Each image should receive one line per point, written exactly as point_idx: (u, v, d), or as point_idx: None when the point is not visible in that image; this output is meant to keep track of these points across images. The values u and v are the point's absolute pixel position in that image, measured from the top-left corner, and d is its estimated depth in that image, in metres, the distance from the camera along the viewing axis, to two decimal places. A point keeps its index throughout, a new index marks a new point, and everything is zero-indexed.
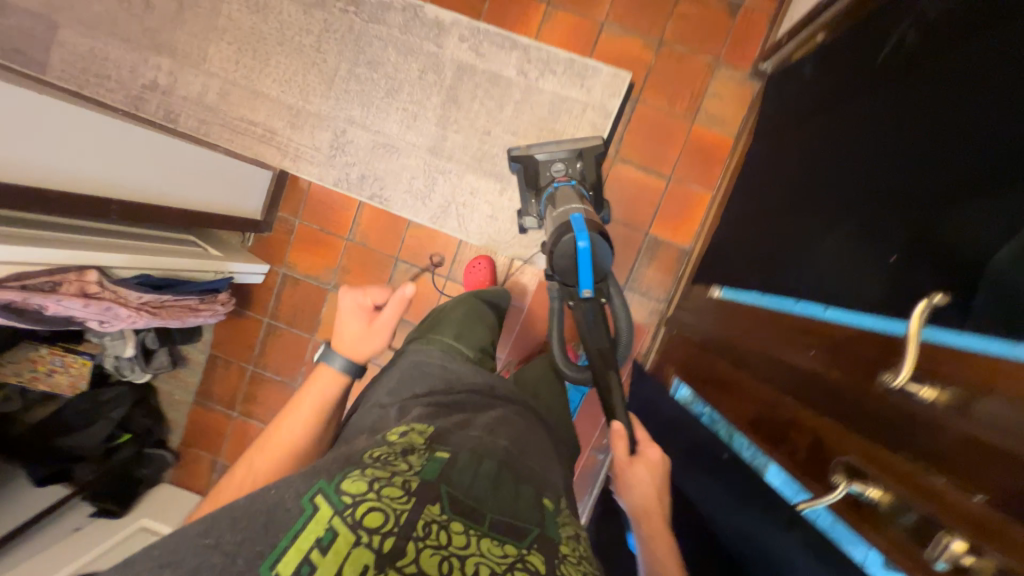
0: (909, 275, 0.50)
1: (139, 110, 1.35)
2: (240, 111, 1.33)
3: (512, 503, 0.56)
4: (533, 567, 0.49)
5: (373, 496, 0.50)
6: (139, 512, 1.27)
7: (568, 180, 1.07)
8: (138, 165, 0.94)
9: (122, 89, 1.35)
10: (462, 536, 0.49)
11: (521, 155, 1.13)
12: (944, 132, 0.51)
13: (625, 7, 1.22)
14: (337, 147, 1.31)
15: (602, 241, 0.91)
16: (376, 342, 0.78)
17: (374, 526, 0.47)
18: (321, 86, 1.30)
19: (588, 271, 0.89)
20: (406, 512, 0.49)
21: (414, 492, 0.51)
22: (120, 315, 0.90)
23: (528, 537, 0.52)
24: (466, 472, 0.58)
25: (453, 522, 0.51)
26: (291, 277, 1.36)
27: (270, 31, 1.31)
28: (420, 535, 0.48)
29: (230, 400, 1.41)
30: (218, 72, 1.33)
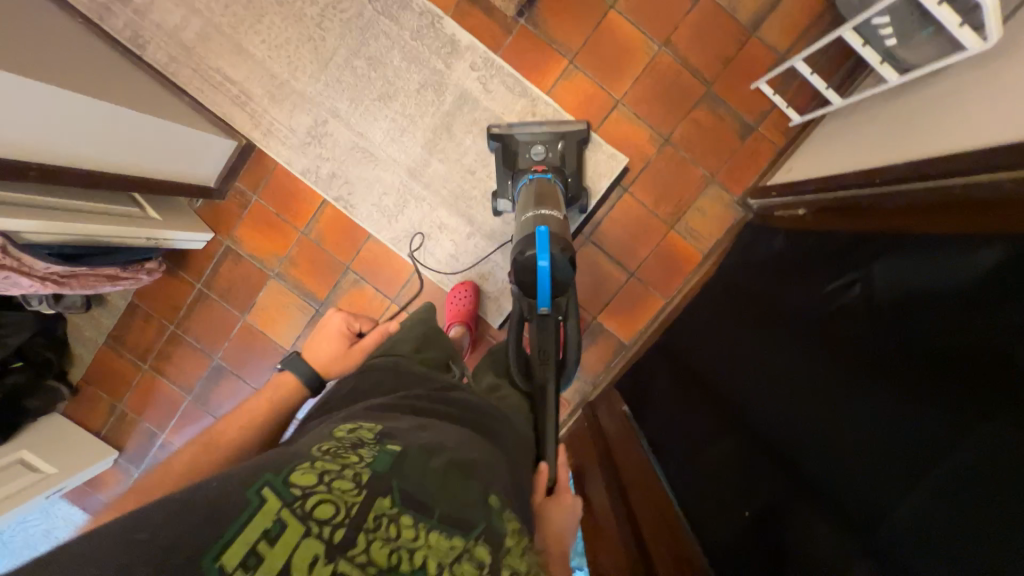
0: (758, 538, 0.62)
1: (103, 22, 1.20)
2: (218, 62, 1.21)
3: (466, 499, 0.46)
4: (481, 567, 0.41)
5: (324, 487, 0.41)
6: (19, 443, 1.23)
7: (544, 171, 1.06)
8: (87, 134, 0.88)
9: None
10: (413, 530, 0.41)
11: (497, 134, 1.14)
12: (818, 429, 0.58)
13: (645, 92, 1.17)
14: (314, 135, 1.23)
15: (567, 258, 0.77)
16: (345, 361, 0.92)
17: (325, 516, 0.40)
18: (313, 65, 1.20)
19: (546, 293, 0.76)
20: (358, 504, 0.41)
21: (367, 486, 0.42)
22: (19, 282, 0.87)
23: (477, 532, 0.44)
24: (416, 469, 0.47)
25: (405, 514, 0.42)
26: (233, 251, 1.30)
27: None
28: (371, 528, 0.40)
29: (143, 352, 1.37)
30: (202, 9, 1.19)
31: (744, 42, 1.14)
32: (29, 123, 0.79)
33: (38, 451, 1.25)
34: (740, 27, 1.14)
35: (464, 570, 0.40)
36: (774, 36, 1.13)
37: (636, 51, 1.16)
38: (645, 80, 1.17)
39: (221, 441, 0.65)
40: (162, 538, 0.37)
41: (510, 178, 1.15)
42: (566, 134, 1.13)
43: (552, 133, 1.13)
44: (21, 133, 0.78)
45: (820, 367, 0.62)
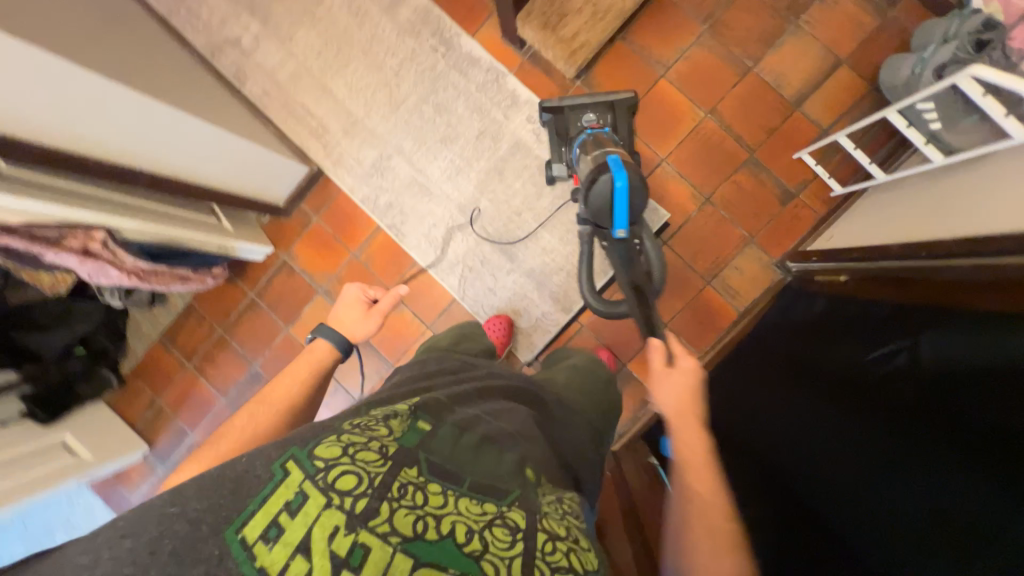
0: None
1: (214, 59, 1.38)
2: (304, 99, 1.36)
3: (493, 468, 0.54)
4: (512, 523, 0.48)
5: (347, 460, 0.48)
6: (66, 424, 1.33)
7: (602, 130, 1.07)
8: (188, 152, 1.00)
9: (206, 35, 1.39)
10: (440, 496, 0.49)
11: (552, 108, 1.11)
12: (875, 507, 0.58)
13: (688, 155, 1.24)
14: (377, 168, 1.34)
15: (639, 184, 0.86)
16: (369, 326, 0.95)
17: (347, 488, 0.46)
18: (385, 108, 1.33)
19: (626, 209, 0.85)
20: (381, 474, 0.48)
21: (392, 457, 0.50)
22: (111, 274, 0.93)
23: (506, 497, 0.51)
24: (445, 440, 0.56)
25: (431, 483, 0.50)
26: (289, 265, 1.39)
27: (360, 38, 1.33)
28: (396, 496, 0.47)
29: (190, 351, 1.45)
30: (298, 55, 1.36)
31: (788, 116, 1.21)
32: (144, 139, 0.91)
33: (80, 434, 1.34)
34: (784, 103, 1.21)
35: (496, 525, 0.47)
36: (818, 113, 1.19)
37: (683, 117, 1.24)
38: (690, 143, 1.24)
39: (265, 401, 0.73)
40: (202, 512, 0.43)
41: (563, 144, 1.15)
42: (616, 101, 1.10)
43: (602, 102, 1.10)
44: (135, 147, 0.90)
45: (860, 426, 0.64)
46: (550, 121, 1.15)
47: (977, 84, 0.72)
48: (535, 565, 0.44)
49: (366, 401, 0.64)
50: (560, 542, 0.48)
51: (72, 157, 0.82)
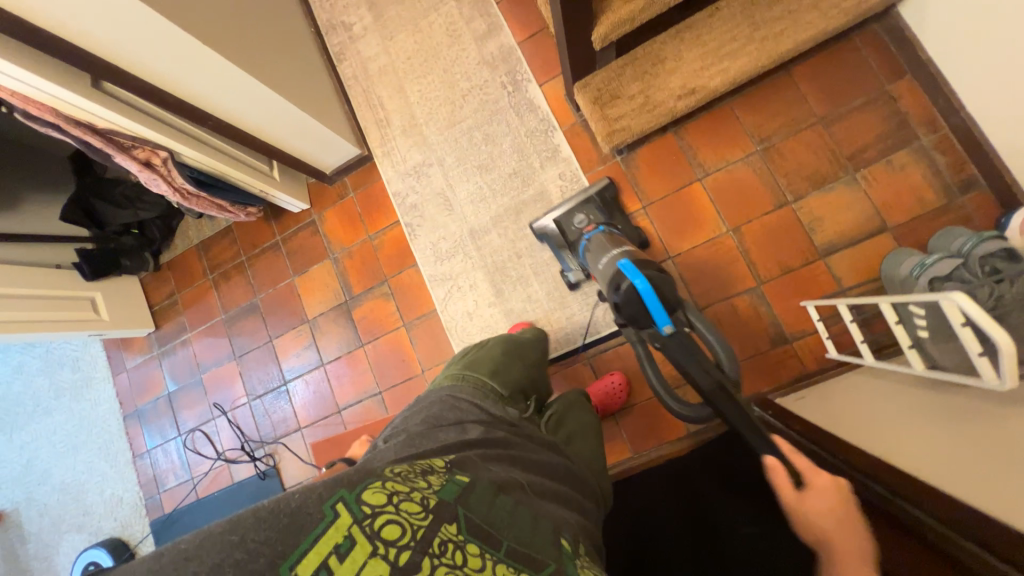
0: None
1: (325, 35, 1.58)
2: (382, 92, 1.52)
3: (532, 535, 0.54)
4: None
5: (392, 509, 0.49)
6: (101, 286, 1.58)
7: (595, 226, 1.13)
8: (265, 118, 1.17)
9: (329, 14, 1.59)
10: (479, 559, 0.49)
11: (542, 225, 1.25)
12: None
13: (697, 263, 1.23)
14: (417, 171, 1.46)
15: (659, 274, 0.86)
16: None
17: (391, 538, 0.46)
18: (444, 122, 1.45)
19: (656, 303, 0.82)
20: (423, 528, 0.49)
21: (434, 510, 0.51)
22: (161, 186, 1.12)
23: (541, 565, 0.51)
24: (484, 499, 0.56)
25: (470, 543, 0.50)
26: (315, 225, 1.55)
27: (446, 56, 1.47)
28: (436, 553, 0.47)
29: (214, 265, 1.65)
30: (392, 54, 1.53)
31: (811, 261, 1.16)
32: (233, 103, 1.07)
33: (108, 298, 1.58)
34: (812, 247, 1.17)
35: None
36: (843, 269, 1.14)
37: (705, 225, 1.24)
38: (702, 252, 1.23)
39: None
40: (250, 540, 0.43)
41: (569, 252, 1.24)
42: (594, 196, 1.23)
43: (585, 200, 1.24)
44: (226, 105, 1.07)
45: None
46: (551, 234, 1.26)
47: (959, 312, 0.67)
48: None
49: (420, 445, 0.67)
50: None
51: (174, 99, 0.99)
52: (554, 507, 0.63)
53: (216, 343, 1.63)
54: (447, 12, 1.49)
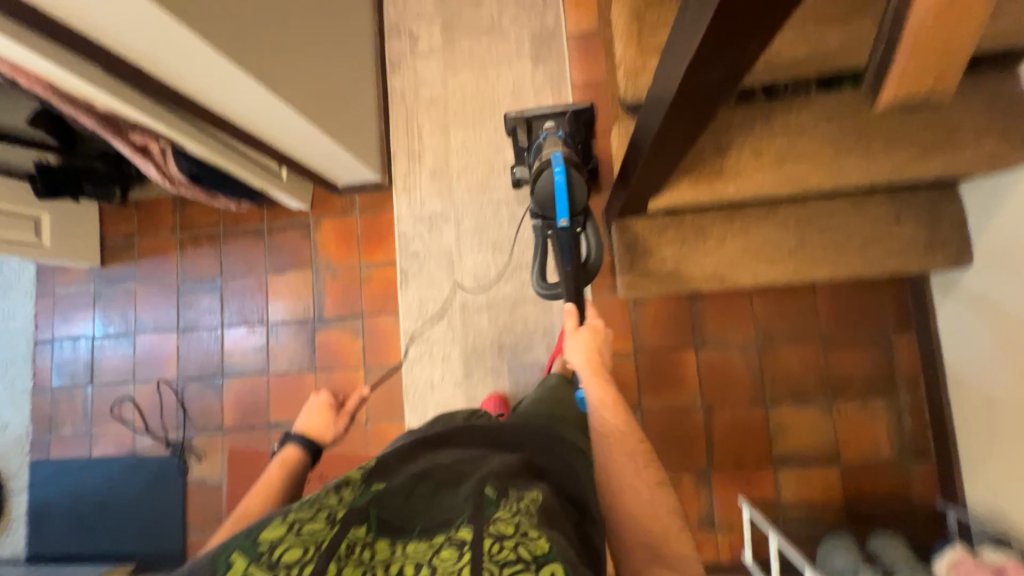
0: None
1: (387, 39, 1.47)
2: (423, 124, 1.42)
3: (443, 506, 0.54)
4: (459, 543, 0.48)
5: (291, 538, 0.48)
6: (50, 208, 1.41)
7: (557, 130, 1.19)
8: (291, 138, 1.07)
9: (398, 17, 1.47)
10: (388, 551, 0.49)
11: (513, 116, 1.28)
12: None
13: (662, 424, 1.25)
14: (431, 221, 1.39)
15: (580, 179, 1.05)
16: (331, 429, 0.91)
17: (292, 560, 0.46)
18: (475, 182, 1.38)
19: (565, 193, 1.03)
20: (329, 537, 0.48)
21: (339, 519, 0.50)
22: (153, 173, 1.01)
23: (454, 524, 0.51)
24: (395, 494, 0.55)
25: (379, 540, 0.50)
26: (309, 230, 1.46)
27: (501, 117, 1.39)
28: (343, 556, 0.47)
29: (188, 225, 1.52)
30: (447, 88, 1.43)
31: (763, 466, 1.20)
32: (269, 124, 1.00)
33: (55, 223, 1.42)
34: (768, 453, 1.20)
35: (442, 549, 0.47)
36: (787, 484, 1.19)
37: (683, 392, 1.25)
38: (671, 416, 1.25)
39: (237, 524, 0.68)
40: None
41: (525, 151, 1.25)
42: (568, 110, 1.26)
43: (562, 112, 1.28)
44: (255, 122, 0.98)
45: None
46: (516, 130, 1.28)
47: None
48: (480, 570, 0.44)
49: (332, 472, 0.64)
50: (508, 540, 0.48)
51: (196, 106, 0.88)
52: (494, 468, 0.61)
53: (162, 305, 1.52)
54: (519, 71, 1.40)
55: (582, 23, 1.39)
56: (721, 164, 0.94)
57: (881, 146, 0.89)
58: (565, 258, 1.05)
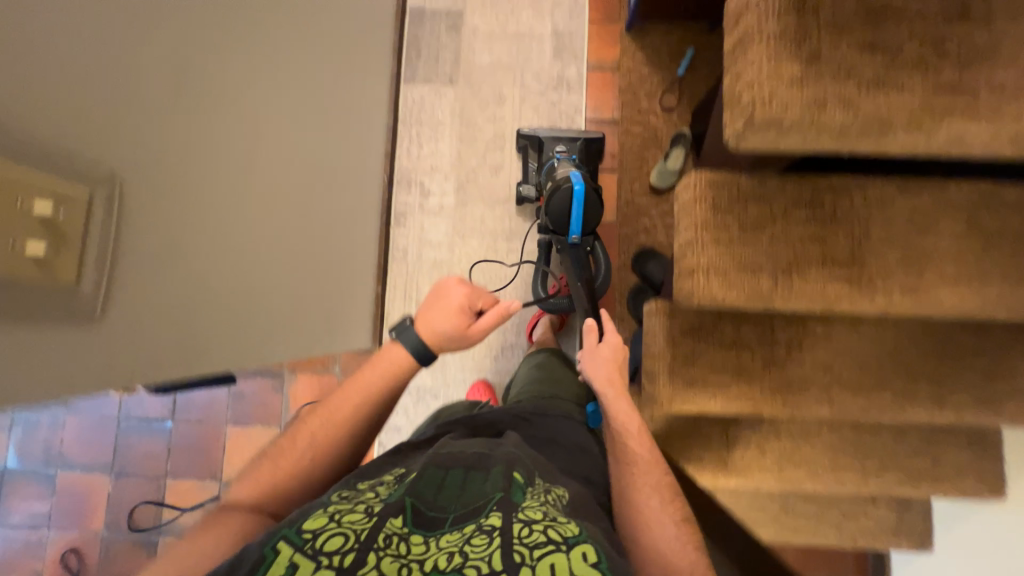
0: None
1: (395, 186, 1.38)
2: (424, 287, 1.35)
3: (462, 492, 0.66)
4: (490, 525, 0.58)
5: (333, 525, 0.58)
6: None
7: (569, 153, 1.21)
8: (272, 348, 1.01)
9: (410, 165, 1.39)
10: (423, 544, 0.57)
11: (527, 133, 1.30)
12: None
13: None
14: (418, 394, 1.32)
15: (594, 191, 1.09)
16: (452, 326, 0.85)
17: (333, 549, 0.54)
18: (470, 359, 1.33)
19: (581, 218, 1.06)
20: (366, 529, 0.57)
21: (376, 513, 0.60)
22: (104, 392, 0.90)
23: (487, 508, 0.62)
24: (430, 481, 0.68)
25: (414, 533, 0.58)
26: (281, 381, 1.34)
27: (505, 294, 1.35)
28: (381, 545, 0.56)
29: None
30: (453, 252, 1.36)
31: None
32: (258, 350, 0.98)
33: None
34: None
35: (476, 533, 0.58)
36: None
37: None
38: None
39: (331, 427, 0.76)
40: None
41: (535, 170, 1.28)
42: (584, 135, 1.28)
43: (570, 136, 1.28)
44: None
45: None
46: (528, 148, 1.30)
47: None
48: (513, 553, 0.54)
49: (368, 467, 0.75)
50: (537, 525, 0.59)
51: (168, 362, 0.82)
52: (512, 457, 0.75)
53: (95, 439, 1.34)
54: (531, 247, 1.37)
55: (601, 210, 1.38)
56: (727, 456, 0.97)
57: (875, 466, 0.95)
58: (576, 276, 1.12)
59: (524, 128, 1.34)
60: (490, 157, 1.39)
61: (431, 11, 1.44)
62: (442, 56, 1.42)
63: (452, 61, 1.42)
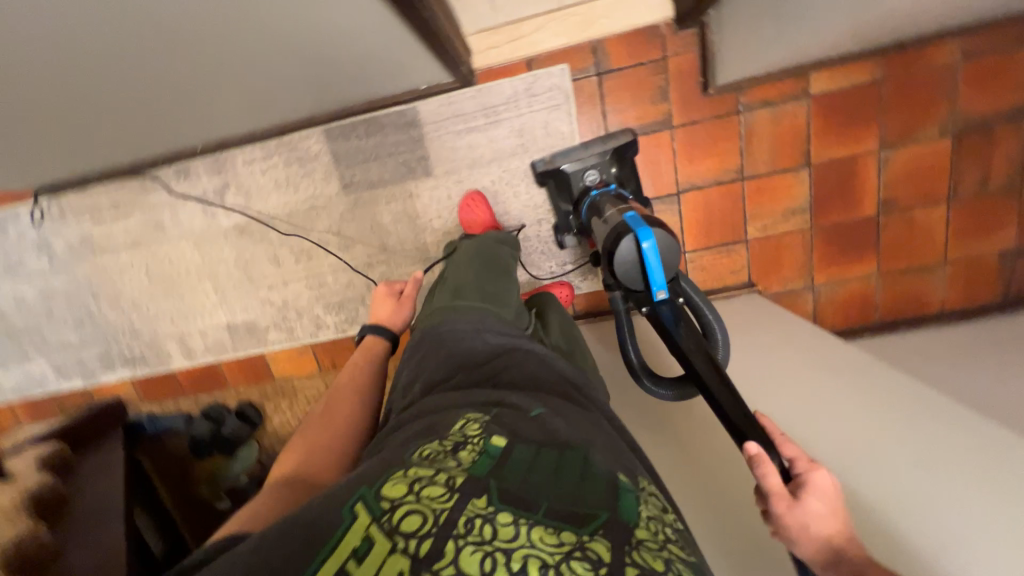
0: None
1: (225, 149, 1.26)
2: (135, 213, 1.35)
3: (565, 488, 0.45)
4: (593, 557, 0.39)
5: (410, 497, 0.42)
6: None
7: (603, 181, 1.12)
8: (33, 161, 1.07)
9: (251, 161, 1.29)
10: (512, 529, 0.40)
11: (546, 167, 1.16)
12: None
13: None
14: (60, 238, 1.38)
15: (665, 233, 0.81)
16: (405, 312, 1.04)
17: (409, 529, 0.40)
18: (116, 275, 1.42)
19: (658, 260, 0.80)
20: (446, 509, 0.41)
21: (460, 487, 0.43)
22: None
23: (594, 522, 0.42)
24: (520, 464, 0.47)
25: (501, 513, 0.41)
26: None
27: (182, 290, 1.42)
28: (459, 532, 0.39)
29: None
30: (199, 232, 1.36)
31: None
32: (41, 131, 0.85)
33: None
34: None
35: (578, 564, 0.38)
36: None
37: None
38: None
39: (323, 443, 0.75)
40: None
41: (574, 186, 1.14)
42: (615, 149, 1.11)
43: (602, 150, 1.12)
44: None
45: None
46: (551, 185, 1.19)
47: None
48: None
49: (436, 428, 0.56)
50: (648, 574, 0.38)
51: None
52: (575, 425, 0.57)
53: None
54: (235, 304, 1.42)
55: (298, 364, 1.47)
56: None
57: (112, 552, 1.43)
58: (686, 338, 0.81)
59: (537, 158, 1.18)
60: (300, 244, 1.34)
61: (421, 134, 1.22)
62: (382, 162, 1.25)
63: (383, 177, 1.26)
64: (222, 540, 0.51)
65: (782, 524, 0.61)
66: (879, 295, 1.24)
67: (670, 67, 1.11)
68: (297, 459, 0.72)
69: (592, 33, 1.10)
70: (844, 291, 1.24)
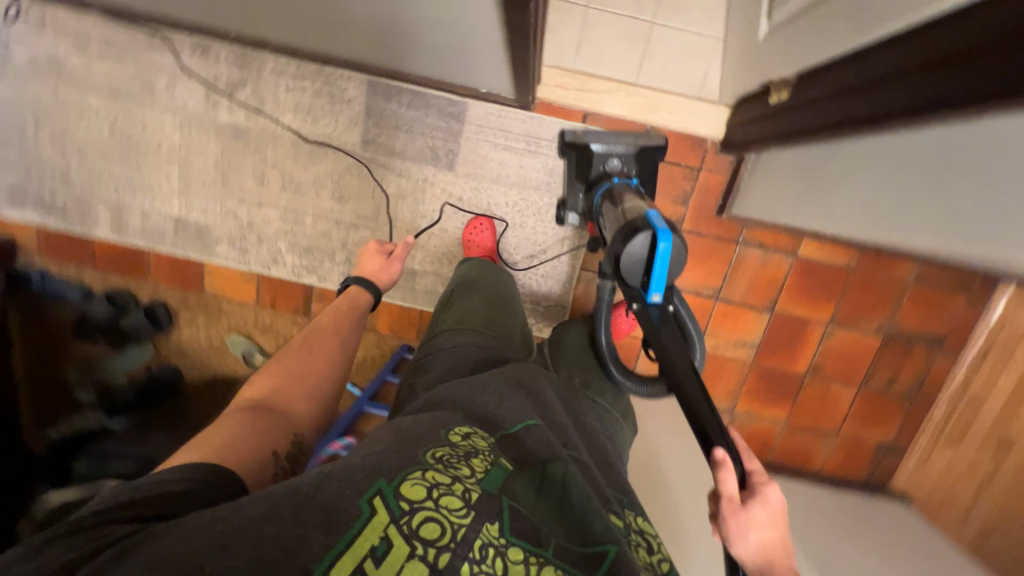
0: None
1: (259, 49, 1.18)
2: (126, 62, 1.21)
3: (567, 523, 0.55)
4: None
5: (430, 504, 0.48)
6: None
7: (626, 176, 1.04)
8: None
9: (281, 72, 1.21)
10: (521, 565, 0.48)
11: (570, 140, 1.07)
12: None
13: None
14: (26, 46, 1.20)
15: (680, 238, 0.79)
16: (392, 271, 1.01)
17: (429, 538, 0.46)
18: (73, 113, 1.25)
19: (667, 264, 0.78)
20: (462, 527, 0.48)
21: (476, 505, 0.50)
22: None
23: (602, 561, 0.51)
24: (525, 492, 0.56)
25: (511, 546, 0.49)
26: None
27: (143, 161, 1.28)
28: (474, 556, 0.47)
29: None
30: (190, 113, 1.24)
31: None
32: None
33: None
34: None
35: None
36: None
37: None
38: None
39: (300, 378, 0.77)
40: None
41: (594, 169, 1.07)
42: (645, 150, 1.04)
43: (633, 144, 1.07)
44: None
45: None
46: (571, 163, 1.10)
47: None
48: None
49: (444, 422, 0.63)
50: None
51: None
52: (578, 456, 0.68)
53: None
54: (195, 201, 1.30)
55: (235, 289, 1.37)
56: None
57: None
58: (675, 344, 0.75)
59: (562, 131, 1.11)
60: (293, 173, 1.27)
61: (461, 128, 1.21)
62: (412, 136, 1.22)
63: (406, 150, 1.24)
64: (185, 471, 0.53)
65: (727, 527, 0.62)
66: (777, 439, 1.40)
67: (700, 179, 1.20)
68: (273, 389, 0.74)
69: (651, 118, 1.16)
70: (755, 425, 1.38)
